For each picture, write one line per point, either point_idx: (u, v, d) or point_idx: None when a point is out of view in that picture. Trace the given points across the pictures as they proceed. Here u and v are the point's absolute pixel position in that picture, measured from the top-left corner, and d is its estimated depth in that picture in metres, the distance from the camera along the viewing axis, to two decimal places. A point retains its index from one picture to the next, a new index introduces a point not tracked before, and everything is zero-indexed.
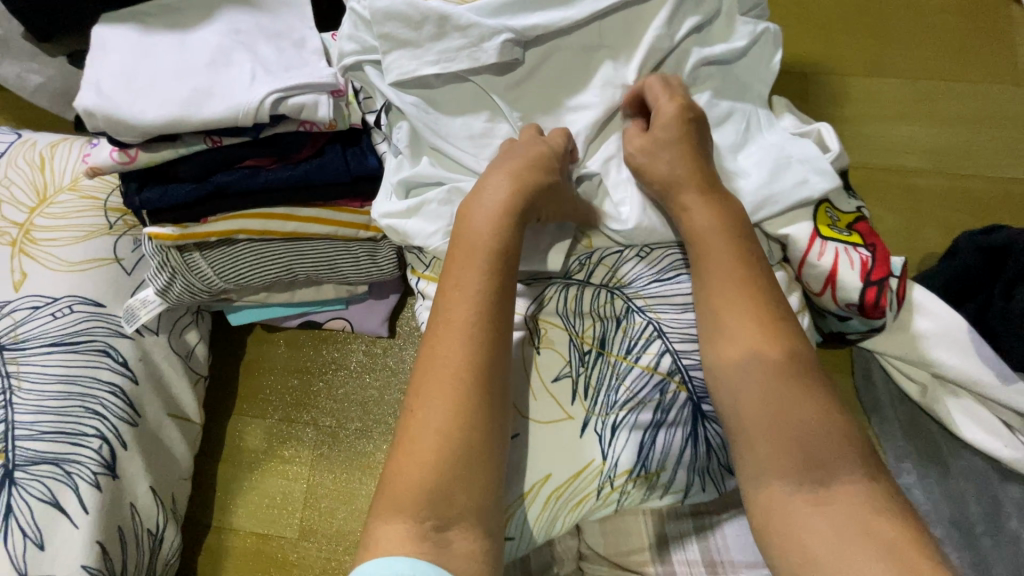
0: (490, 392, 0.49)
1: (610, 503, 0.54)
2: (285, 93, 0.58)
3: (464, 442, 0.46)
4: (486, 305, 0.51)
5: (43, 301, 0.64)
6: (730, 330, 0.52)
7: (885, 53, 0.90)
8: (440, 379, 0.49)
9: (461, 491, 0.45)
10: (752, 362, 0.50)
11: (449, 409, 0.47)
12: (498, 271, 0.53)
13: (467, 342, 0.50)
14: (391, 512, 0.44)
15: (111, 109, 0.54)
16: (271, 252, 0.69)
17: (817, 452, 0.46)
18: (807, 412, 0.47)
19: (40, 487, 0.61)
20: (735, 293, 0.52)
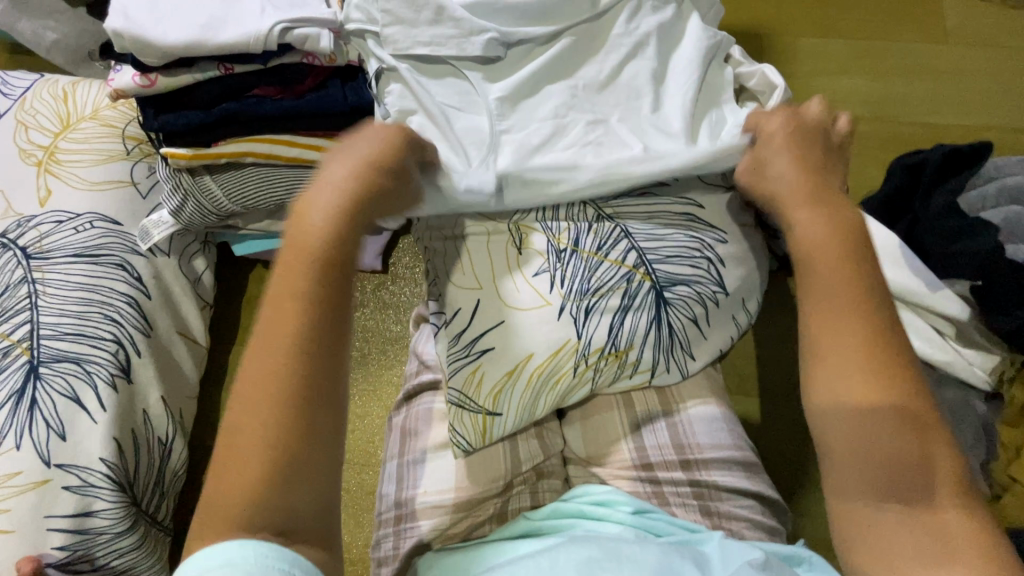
0: (336, 390, 0.39)
1: (586, 379, 0.63)
2: (290, 24, 0.64)
3: (290, 458, 0.37)
4: (324, 287, 0.41)
5: (66, 217, 0.71)
6: (823, 307, 0.45)
7: (832, 17, 1.00)
8: (269, 388, 0.38)
9: (296, 510, 0.37)
10: (842, 343, 0.44)
11: (280, 417, 0.37)
12: (337, 249, 0.43)
13: (304, 337, 0.39)
14: (208, 539, 0.35)
15: (136, 31, 0.61)
16: (275, 177, 0.74)
17: (911, 479, 0.41)
18: (901, 399, 0.42)
19: (63, 383, 0.67)
20: (841, 290, 0.45)
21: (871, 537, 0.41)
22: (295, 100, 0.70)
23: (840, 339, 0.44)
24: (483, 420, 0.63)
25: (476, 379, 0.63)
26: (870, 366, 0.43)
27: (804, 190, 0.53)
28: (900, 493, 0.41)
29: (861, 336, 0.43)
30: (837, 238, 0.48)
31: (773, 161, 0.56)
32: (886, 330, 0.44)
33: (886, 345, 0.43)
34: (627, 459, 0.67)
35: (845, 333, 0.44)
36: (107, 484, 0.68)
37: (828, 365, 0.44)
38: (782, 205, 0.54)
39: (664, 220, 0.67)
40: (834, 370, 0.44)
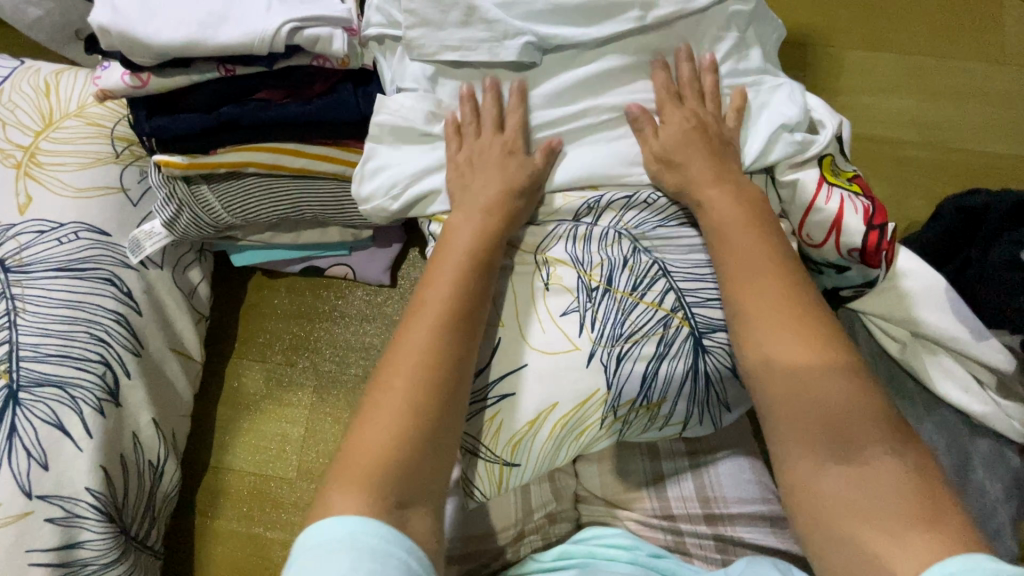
0: (460, 379, 0.48)
1: (612, 432, 0.58)
2: (300, 23, 0.57)
3: (427, 426, 0.45)
4: (458, 300, 0.52)
5: (48, 227, 0.64)
6: (744, 291, 0.50)
7: (883, 27, 0.93)
8: (413, 363, 0.47)
9: (420, 477, 0.44)
10: (768, 332, 0.48)
11: (415, 395, 0.46)
12: (474, 275, 0.54)
13: (436, 333, 0.49)
14: (346, 488, 0.42)
15: (125, 28, 0.54)
16: (279, 188, 0.69)
17: (844, 420, 0.43)
18: (827, 377, 0.45)
19: (45, 409, 0.62)
20: (754, 256, 0.52)
21: (815, 502, 0.43)
22: (301, 105, 0.63)
23: (768, 328, 0.48)
24: (499, 470, 0.57)
25: (492, 429, 0.57)
26: (792, 350, 0.46)
27: (737, 214, 0.55)
28: (837, 458, 0.42)
29: (784, 324, 0.47)
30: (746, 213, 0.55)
31: (710, 201, 0.57)
32: (807, 315, 0.47)
33: (805, 331, 0.47)
34: (648, 511, 0.63)
35: (770, 322, 0.48)
36: (94, 515, 0.63)
37: (757, 345, 0.48)
38: (720, 229, 0.55)
39: (704, 257, 0.60)
40: (760, 349, 0.48)
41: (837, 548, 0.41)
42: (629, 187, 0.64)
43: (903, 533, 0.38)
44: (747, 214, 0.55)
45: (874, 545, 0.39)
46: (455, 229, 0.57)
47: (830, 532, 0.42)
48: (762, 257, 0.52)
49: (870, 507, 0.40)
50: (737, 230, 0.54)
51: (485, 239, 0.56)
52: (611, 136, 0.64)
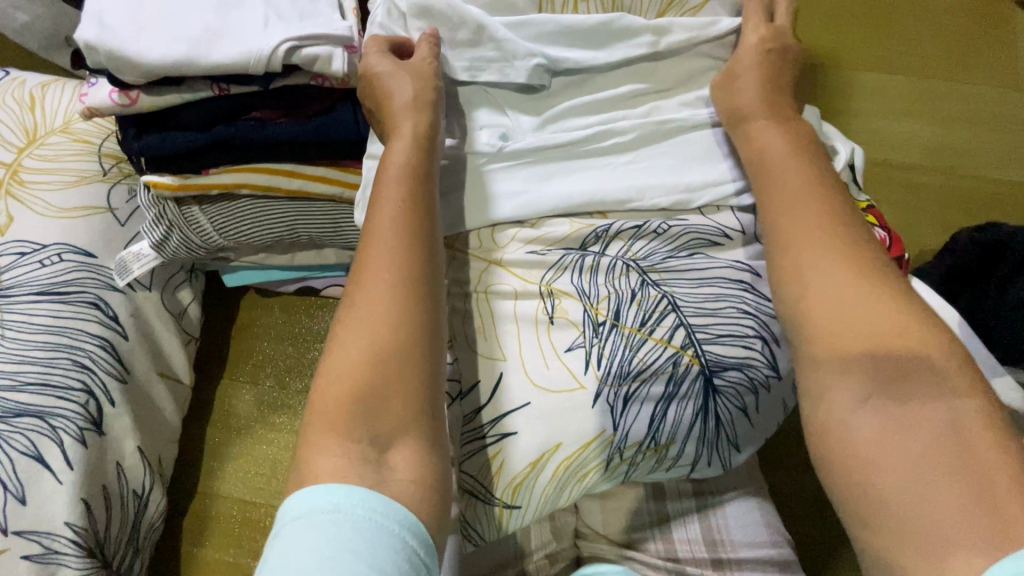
0: (422, 304, 0.43)
1: (618, 474, 0.55)
2: (299, 42, 0.54)
3: (391, 358, 0.41)
4: (404, 223, 0.47)
5: (30, 248, 0.62)
6: (789, 225, 0.47)
7: (895, 50, 0.91)
8: (371, 297, 0.43)
9: (390, 415, 0.40)
10: (818, 258, 0.44)
11: (375, 331, 0.42)
12: (417, 196, 0.49)
13: (386, 263, 0.44)
14: (321, 441, 0.39)
15: (114, 45, 0.51)
16: (273, 210, 0.66)
17: (895, 351, 0.39)
18: (881, 313, 0.40)
19: (23, 440, 0.59)
20: (800, 189, 0.48)
21: (854, 450, 0.38)
22: (298, 125, 0.60)
23: (816, 257, 0.44)
24: (499, 512, 0.55)
25: (492, 471, 0.54)
26: (845, 279, 0.42)
27: (783, 151, 0.52)
28: (885, 409, 0.38)
29: (835, 254, 0.44)
30: (796, 151, 0.52)
31: (761, 131, 0.55)
32: (861, 250, 0.44)
33: (858, 259, 0.43)
34: (653, 553, 0.60)
35: (817, 251, 0.44)
36: (74, 550, 0.60)
37: (801, 271, 0.44)
38: (766, 164, 0.52)
39: (717, 289, 0.57)
40: (805, 277, 0.44)
41: (870, 504, 0.37)
42: (637, 217, 0.61)
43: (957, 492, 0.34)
44: (795, 154, 0.52)
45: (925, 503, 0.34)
46: (391, 155, 0.52)
47: (866, 483, 0.37)
48: (811, 191, 0.48)
49: (918, 461, 0.35)
50: (782, 167, 0.51)
51: (421, 161, 0.52)
52: (619, 164, 0.62)
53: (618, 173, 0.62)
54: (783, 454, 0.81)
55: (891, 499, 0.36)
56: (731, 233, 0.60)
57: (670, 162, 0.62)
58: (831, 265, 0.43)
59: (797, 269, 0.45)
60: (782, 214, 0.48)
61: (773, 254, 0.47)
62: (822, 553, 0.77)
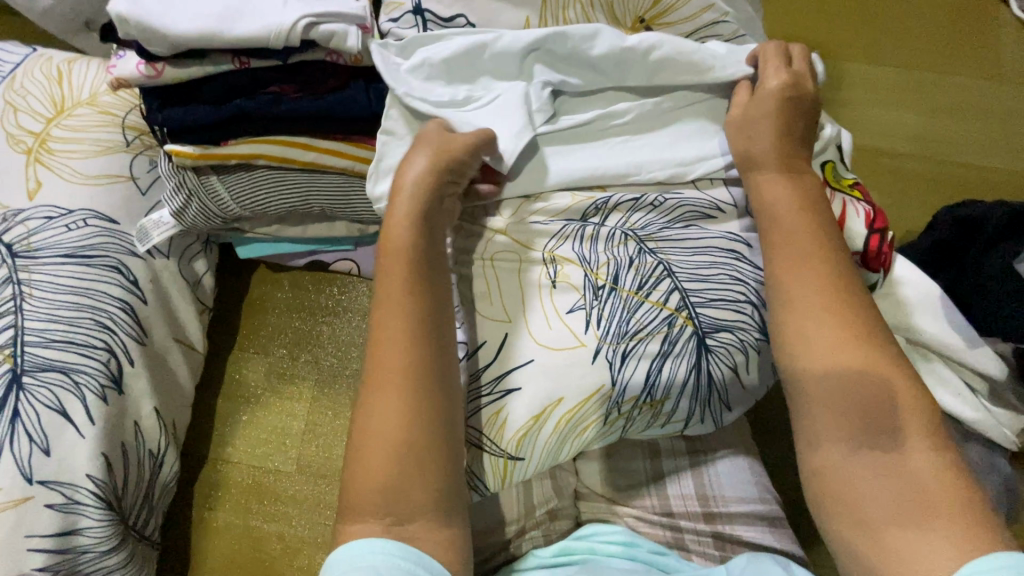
0: (440, 389, 0.46)
1: (616, 429, 0.58)
2: (316, 18, 0.58)
3: (413, 436, 0.44)
4: (417, 298, 0.49)
5: (57, 213, 0.65)
6: (797, 291, 0.50)
7: (882, 42, 0.95)
8: (390, 377, 0.45)
9: (417, 496, 0.43)
10: (814, 326, 0.48)
11: (400, 414, 0.44)
12: (423, 267, 0.51)
13: (403, 342, 0.46)
14: (355, 515, 0.43)
15: (143, 18, 0.55)
16: (288, 182, 0.69)
17: (883, 418, 0.44)
18: (861, 381, 0.45)
19: (48, 394, 0.62)
20: (808, 249, 0.51)
21: (843, 487, 0.44)
22: (313, 100, 0.64)
23: (815, 326, 0.48)
24: (503, 464, 0.58)
25: (496, 424, 0.57)
26: (843, 347, 0.46)
27: (793, 206, 0.54)
28: (872, 453, 0.43)
29: (831, 327, 0.47)
30: (803, 206, 0.54)
31: (768, 180, 0.57)
32: (856, 315, 0.48)
33: (854, 326, 0.47)
34: (648, 509, 0.63)
35: (818, 314, 0.48)
36: (94, 502, 0.63)
37: (805, 342, 0.48)
38: (779, 216, 0.54)
39: (710, 256, 0.61)
40: (806, 351, 0.48)
41: (862, 534, 0.42)
42: (634, 189, 0.65)
43: (936, 521, 0.40)
44: (802, 210, 0.54)
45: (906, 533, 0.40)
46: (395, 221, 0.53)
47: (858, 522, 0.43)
48: (818, 251, 0.51)
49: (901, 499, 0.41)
50: (791, 223, 0.53)
51: (423, 232, 0.53)
52: (616, 141, 0.66)
53: (616, 150, 0.65)
54: (772, 425, 0.84)
55: (873, 533, 0.41)
56: (724, 206, 0.64)
57: (665, 140, 0.65)
58: (829, 335, 0.47)
59: (796, 337, 0.49)
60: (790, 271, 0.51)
61: (775, 315, 0.51)
62: (811, 520, 0.80)
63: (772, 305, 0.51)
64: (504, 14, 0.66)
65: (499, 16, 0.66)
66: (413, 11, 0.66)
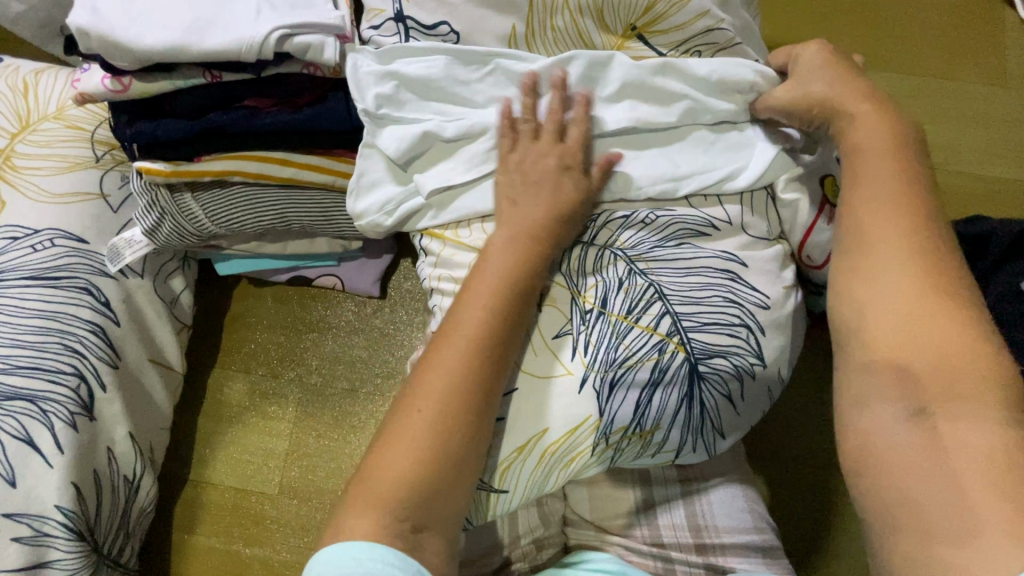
0: (481, 408, 0.47)
1: (603, 459, 0.55)
2: (291, 30, 0.55)
3: (458, 453, 0.45)
4: (493, 321, 0.50)
5: (22, 233, 0.62)
6: (868, 233, 0.45)
7: (884, 47, 0.92)
8: (444, 388, 0.47)
9: (439, 502, 0.44)
10: (887, 267, 0.43)
11: (434, 425, 0.45)
12: (509, 293, 0.52)
13: (467, 360, 0.48)
14: (366, 505, 0.42)
15: (107, 31, 0.52)
16: (264, 198, 0.66)
17: (954, 383, 0.38)
18: (925, 317, 0.41)
19: (13, 423, 0.59)
20: (887, 192, 0.46)
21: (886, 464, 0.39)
22: (290, 114, 0.61)
23: (891, 266, 0.43)
24: (487, 498, 0.55)
25: None
26: (916, 292, 0.41)
27: (875, 147, 0.50)
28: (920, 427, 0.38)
29: (913, 272, 0.42)
30: (892, 151, 0.49)
31: (857, 123, 0.52)
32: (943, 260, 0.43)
33: (933, 267, 0.42)
34: (639, 539, 0.61)
35: (892, 259, 0.43)
36: (64, 533, 0.61)
37: (872, 283, 0.43)
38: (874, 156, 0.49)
39: (704, 278, 0.58)
40: (870, 295, 0.43)
41: (897, 515, 0.37)
42: (626, 207, 0.61)
43: (982, 508, 0.34)
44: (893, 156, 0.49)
45: (949, 507, 0.35)
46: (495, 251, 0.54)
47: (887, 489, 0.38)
48: (904, 195, 0.46)
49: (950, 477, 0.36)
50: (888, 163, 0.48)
51: (528, 263, 0.54)
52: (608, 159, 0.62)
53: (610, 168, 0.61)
54: (769, 445, 0.82)
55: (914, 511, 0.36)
56: (718, 223, 0.60)
57: (658, 157, 0.61)
58: (902, 281, 0.42)
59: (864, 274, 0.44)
60: (864, 211, 0.47)
61: (843, 257, 0.47)
62: (806, 542, 0.78)
63: (841, 247, 0.47)
64: (490, 21, 0.62)
65: (484, 22, 0.62)
66: (393, 19, 0.63)
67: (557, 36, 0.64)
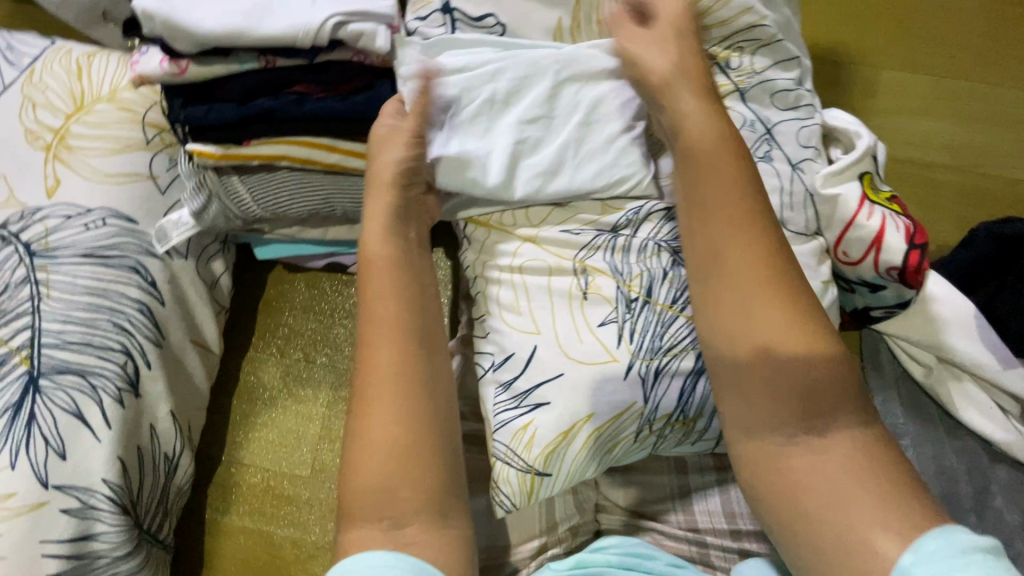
0: (426, 394, 0.48)
1: (646, 445, 0.56)
2: (345, 17, 0.56)
3: (410, 441, 0.45)
4: (406, 309, 0.51)
5: (77, 212, 0.63)
6: (720, 255, 0.50)
7: (916, 49, 0.93)
8: (385, 384, 0.47)
9: (411, 493, 0.44)
10: (764, 293, 0.47)
11: (389, 423, 0.46)
12: (406, 279, 0.53)
13: (395, 349, 0.48)
14: (355, 519, 0.44)
15: (170, 14, 0.53)
16: (311, 183, 0.68)
17: (816, 396, 0.45)
18: (796, 323, 0.47)
19: (65, 397, 0.60)
20: (730, 214, 0.50)
21: (787, 482, 0.45)
22: (338, 101, 0.62)
23: (733, 278, 0.49)
24: (531, 480, 0.54)
25: (523, 440, 0.54)
26: (789, 316, 0.47)
27: (708, 160, 0.53)
28: (808, 437, 0.45)
29: (762, 281, 0.48)
30: (704, 163, 0.53)
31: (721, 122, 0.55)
32: (769, 269, 0.48)
33: (781, 290, 0.47)
34: (673, 525, 0.62)
35: (756, 283, 0.48)
36: (109, 507, 0.62)
37: (745, 307, 0.48)
38: (696, 165, 0.53)
39: None
40: (756, 319, 0.47)
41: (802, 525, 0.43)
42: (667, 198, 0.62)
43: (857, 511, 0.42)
44: (717, 168, 0.52)
45: (829, 510, 0.42)
46: (371, 243, 0.55)
47: (792, 501, 0.44)
48: (734, 215, 0.50)
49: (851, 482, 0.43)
50: (708, 175, 0.52)
51: (394, 249, 0.54)
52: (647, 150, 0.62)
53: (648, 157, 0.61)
54: None
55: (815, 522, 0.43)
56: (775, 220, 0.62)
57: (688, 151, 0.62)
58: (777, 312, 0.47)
59: (711, 290, 0.50)
60: (707, 230, 0.51)
61: (704, 278, 0.51)
62: None
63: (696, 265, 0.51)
64: (536, 13, 0.63)
65: (532, 15, 0.63)
66: (441, 10, 0.63)
67: (603, 30, 0.65)
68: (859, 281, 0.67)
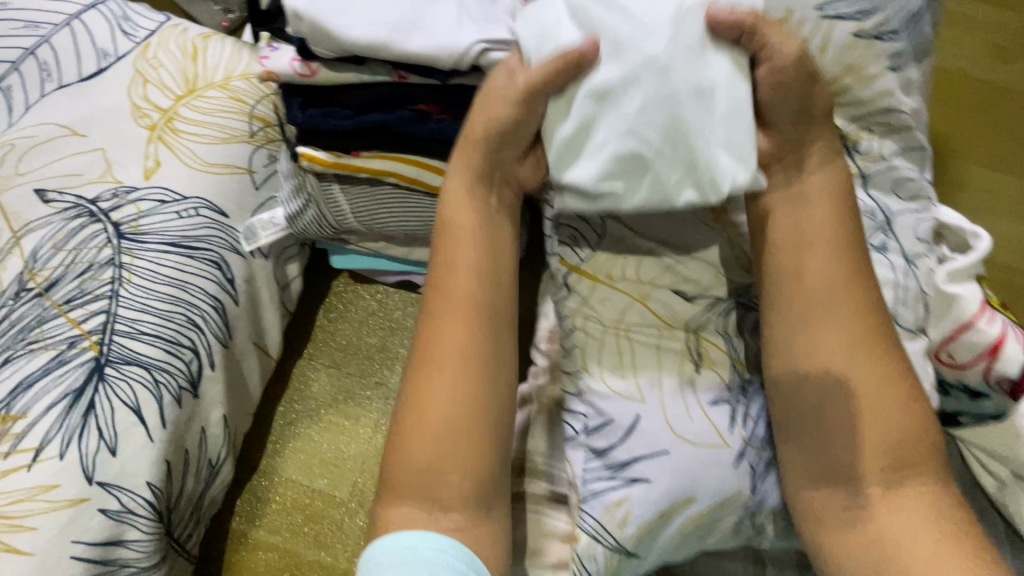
0: (483, 383, 0.50)
1: (743, 537, 0.52)
2: (489, 45, 0.52)
3: (465, 430, 0.48)
4: (478, 296, 0.52)
5: (172, 197, 0.60)
6: (815, 302, 0.50)
7: (1012, 150, 0.92)
8: (444, 368, 0.50)
9: (460, 483, 0.48)
10: (838, 331, 0.49)
11: (445, 406, 0.49)
12: (485, 261, 0.53)
13: (460, 339, 0.50)
14: (397, 496, 0.48)
15: (320, 19, 0.51)
16: (414, 204, 0.65)
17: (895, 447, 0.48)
18: (881, 368, 0.49)
19: (127, 390, 0.56)
20: (835, 266, 0.50)
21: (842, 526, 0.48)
22: (457, 125, 0.59)
23: (833, 322, 0.50)
24: (613, 557, 0.51)
25: (617, 518, 0.51)
26: (873, 365, 0.49)
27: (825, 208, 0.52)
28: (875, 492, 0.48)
29: (847, 325, 0.50)
30: (836, 203, 0.52)
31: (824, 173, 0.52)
32: (867, 306, 0.50)
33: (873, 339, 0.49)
34: None
35: (841, 326, 0.49)
36: (147, 513, 0.58)
37: (829, 353, 0.49)
38: (809, 194, 0.52)
39: None
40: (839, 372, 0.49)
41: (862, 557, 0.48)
42: None
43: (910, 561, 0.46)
44: (831, 205, 0.52)
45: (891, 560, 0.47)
46: (461, 207, 0.54)
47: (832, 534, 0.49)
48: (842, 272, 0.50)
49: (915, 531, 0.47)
50: (816, 201, 0.52)
51: (483, 223, 0.54)
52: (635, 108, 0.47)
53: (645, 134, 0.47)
54: None
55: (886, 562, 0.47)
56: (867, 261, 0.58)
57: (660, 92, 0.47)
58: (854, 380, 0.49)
59: (807, 315, 0.51)
60: (804, 264, 0.51)
61: (792, 336, 0.51)
62: None
63: (785, 334, 0.51)
64: None
65: None
66: None
67: None
68: (960, 385, 0.65)
